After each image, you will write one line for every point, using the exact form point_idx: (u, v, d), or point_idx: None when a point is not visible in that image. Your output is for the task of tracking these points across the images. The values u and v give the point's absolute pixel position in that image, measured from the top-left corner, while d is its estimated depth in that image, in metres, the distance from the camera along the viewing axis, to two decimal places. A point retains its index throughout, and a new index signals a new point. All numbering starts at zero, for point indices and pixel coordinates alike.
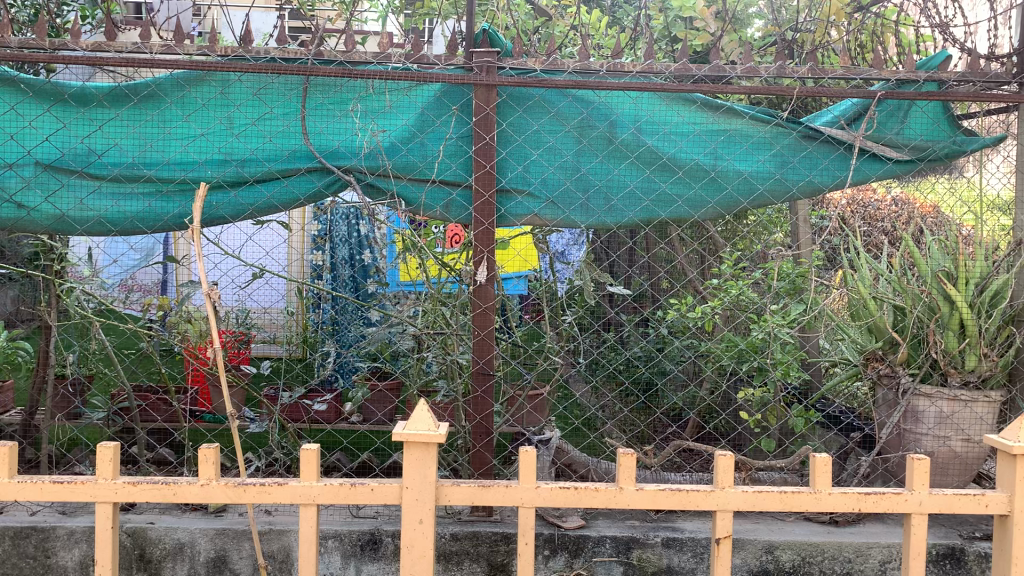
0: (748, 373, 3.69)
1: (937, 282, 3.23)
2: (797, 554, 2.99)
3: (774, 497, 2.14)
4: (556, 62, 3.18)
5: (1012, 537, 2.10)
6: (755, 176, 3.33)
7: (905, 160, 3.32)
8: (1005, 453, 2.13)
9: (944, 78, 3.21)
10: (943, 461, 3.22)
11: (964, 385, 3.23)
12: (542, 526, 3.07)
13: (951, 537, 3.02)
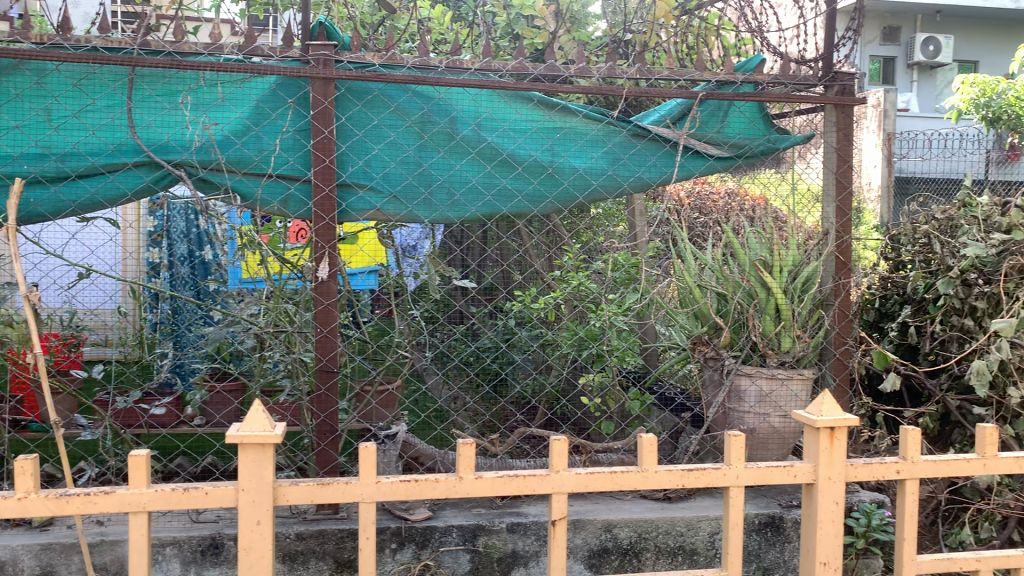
0: (588, 360, 3.85)
1: (755, 271, 3.53)
2: (634, 531, 3.15)
3: (606, 478, 2.24)
4: (395, 57, 3.18)
5: (817, 502, 2.29)
6: (590, 172, 3.47)
7: (725, 156, 3.56)
8: (809, 427, 2.33)
9: (759, 80, 3.45)
10: (764, 436, 3.47)
11: (781, 364, 3.50)
12: (389, 520, 3.09)
13: (772, 507, 3.26)
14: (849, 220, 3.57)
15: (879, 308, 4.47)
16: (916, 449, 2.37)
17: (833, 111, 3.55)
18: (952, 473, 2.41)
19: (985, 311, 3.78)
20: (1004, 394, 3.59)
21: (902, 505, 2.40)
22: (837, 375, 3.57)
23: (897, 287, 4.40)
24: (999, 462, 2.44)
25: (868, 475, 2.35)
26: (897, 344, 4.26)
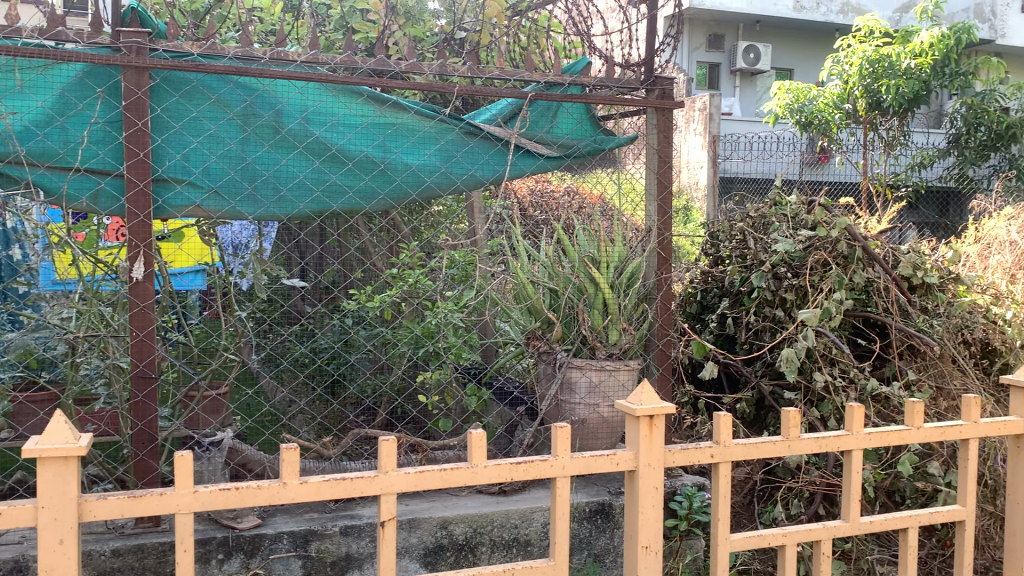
0: (424, 358, 3.85)
1: (583, 266, 3.65)
2: (469, 527, 3.17)
3: (435, 476, 2.23)
4: (215, 47, 3.04)
5: (639, 488, 2.38)
6: (423, 169, 3.45)
7: (554, 156, 3.65)
8: (630, 416, 2.42)
9: (586, 82, 3.55)
10: (593, 426, 3.58)
11: (609, 356, 3.63)
12: (215, 530, 2.97)
13: (601, 494, 3.38)
14: (670, 218, 3.69)
15: (701, 300, 4.73)
16: (728, 434, 2.52)
17: (654, 115, 3.68)
18: (760, 455, 2.57)
19: (793, 302, 4.06)
20: (810, 379, 3.87)
21: (716, 487, 2.53)
22: (661, 364, 3.68)
23: (716, 281, 4.67)
24: (801, 442, 2.63)
25: (685, 460, 2.46)
26: (716, 334, 4.52)
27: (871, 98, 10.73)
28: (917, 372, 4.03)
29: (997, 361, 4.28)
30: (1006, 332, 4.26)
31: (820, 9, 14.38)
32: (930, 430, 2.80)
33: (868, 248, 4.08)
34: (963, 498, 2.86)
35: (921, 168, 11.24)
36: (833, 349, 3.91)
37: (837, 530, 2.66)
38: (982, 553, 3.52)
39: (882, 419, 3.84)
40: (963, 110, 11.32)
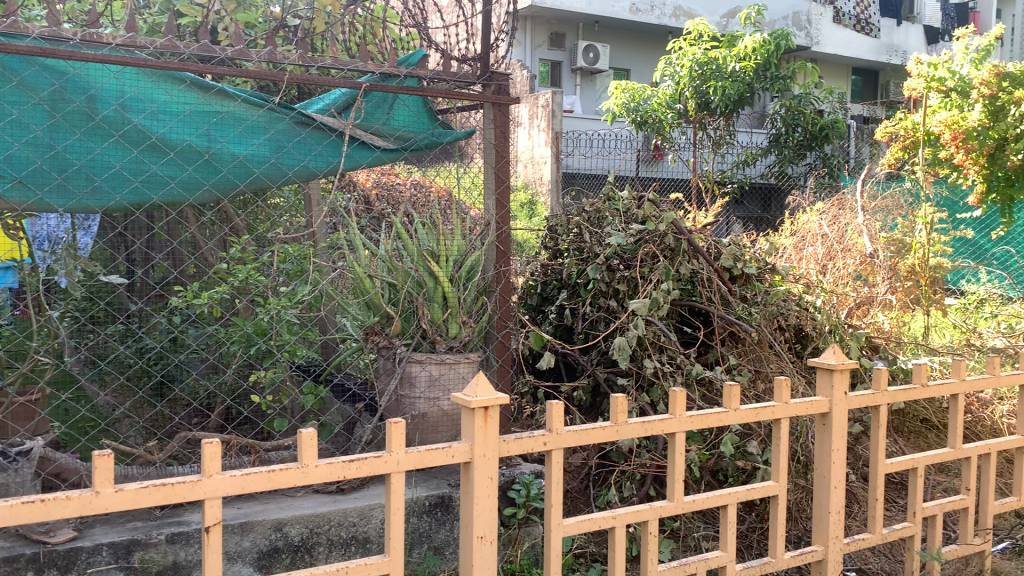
0: (257, 356, 3.74)
1: (423, 260, 3.65)
2: (305, 527, 3.10)
3: (264, 478, 2.13)
4: (17, 26, 2.83)
5: (474, 479, 2.39)
6: (251, 160, 3.34)
7: (391, 148, 3.61)
8: (465, 408, 2.41)
9: (422, 76, 3.56)
10: (434, 420, 3.57)
11: (449, 350, 3.64)
12: (25, 546, 2.76)
13: (441, 487, 3.40)
14: (508, 212, 3.70)
15: (541, 292, 4.80)
16: (560, 421, 2.56)
17: (491, 109, 3.68)
18: (591, 440, 2.64)
19: (626, 293, 4.24)
20: (641, 366, 4.02)
21: (549, 474, 2.58)
22: (500, 356, 3.70)
23: (555, 273, 4.77)
24: (629, 426, 2.71)
25: (519, 449, 2.50)
26: (555, 325, 4.62)
27: (700, 99, 11.40)
28: (738, 357, 4.28)
29: (808, 344, 4.61)
30: (816, 318, 4.60)
31: (654, 12, 14.97)
32: (745, 411, 2.96)
33: (692, 241, 4.31)
34: (776, 474, 3.05)
35: (745, 166, 11.93)
36: (662, 337, 4.10)
37: (663, 509, 2.78)
38: (796, 524, 3.80)
39: (706, 402, 4.06)
40: (782, 111, 12.23)
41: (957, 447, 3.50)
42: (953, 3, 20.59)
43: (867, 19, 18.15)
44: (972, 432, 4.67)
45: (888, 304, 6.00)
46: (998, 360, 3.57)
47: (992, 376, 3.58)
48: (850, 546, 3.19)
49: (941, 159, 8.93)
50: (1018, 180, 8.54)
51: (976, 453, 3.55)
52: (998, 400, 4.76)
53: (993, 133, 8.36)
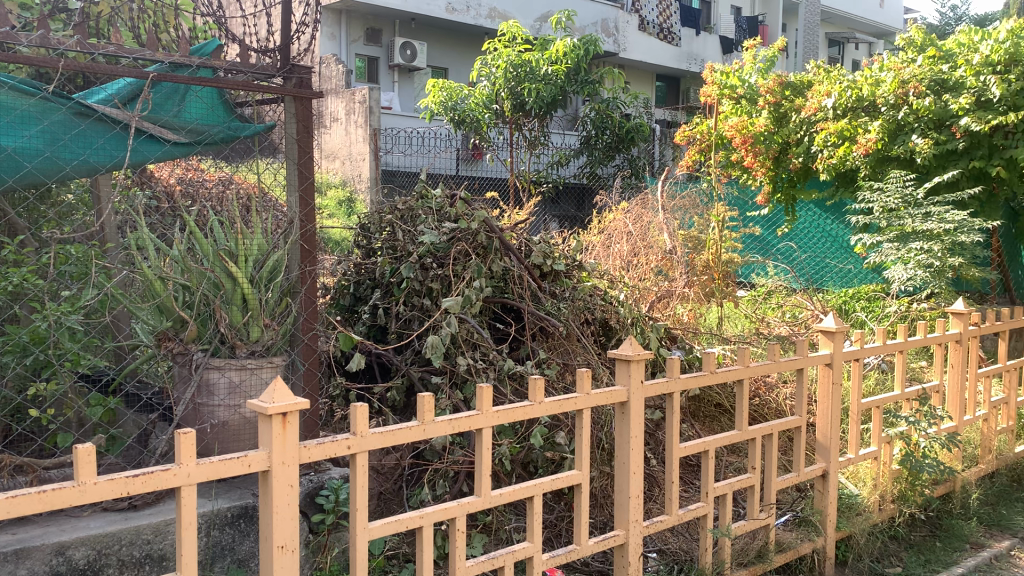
0: (35, 368, 3.44)
1: (219, 260, 3.49)
2: (92, 549, 2.88)
3: (33, 499, 1.92)
4: None
5: (273, 487, 2.30)
6: (20, 153, 3.13)
7: (182, 142, 3.42)
8: (262, 415, 2.31)
9: (216, 66, 3.37)
10: (236, 427, 3.42)
11: (251, 354, 3.50)
12: None
13: (244, 497, 3.26)
14: (312, 209, 3.57)
15: (354, 292, 4.71)
16: (364, 424, 2.50)
17: (292, 103, 3.54)
18: (397, 441, 2.60)
19: (439, 291, 4.25)
20: (454, 364, 4.02)
21: (354, 477, 2.52)
22: (307, 360, 3.55)
23: (368, 272, 4.69)
24: (436, 425, 2.68)
25: (322, 454, 2.42)
26: (369, 325, 4.55)
27: (515, 100, 11.53)
28: (548, 351, 4.38)
29: (613, 337, 4.80)
30: (620, 311, 4.79)
31: (470, 12, 15.11)
32: (550, 403, 3.02)
33: (504, 239, 4.38)
34: (579, 463, 3.15)
35: (559, 167, 12.30)
36: (474, 334, 4.12)
37: (470, 506, 2.80)
38: (602, 511, 3.94)
39: (518, 396, 4.13)
40: (591, 114, 12.72)
41: (744, 429, 3.76)
42: (745, 17, 22.17)
43: (669, 29, 19.26)
44: (759, 414, 5.04)
45: (687, 297, 6.36)
46: (777, 347, 3.86)
47: (773, 362, 3.87)
48: (649, 528, 3.36)
49: (734, 162, 9.69)
50: (798, 181, 9.34)
51: (760, 434, 3.83)
52: (781, 383, 5.17)
53: (777, 138, 9.12)
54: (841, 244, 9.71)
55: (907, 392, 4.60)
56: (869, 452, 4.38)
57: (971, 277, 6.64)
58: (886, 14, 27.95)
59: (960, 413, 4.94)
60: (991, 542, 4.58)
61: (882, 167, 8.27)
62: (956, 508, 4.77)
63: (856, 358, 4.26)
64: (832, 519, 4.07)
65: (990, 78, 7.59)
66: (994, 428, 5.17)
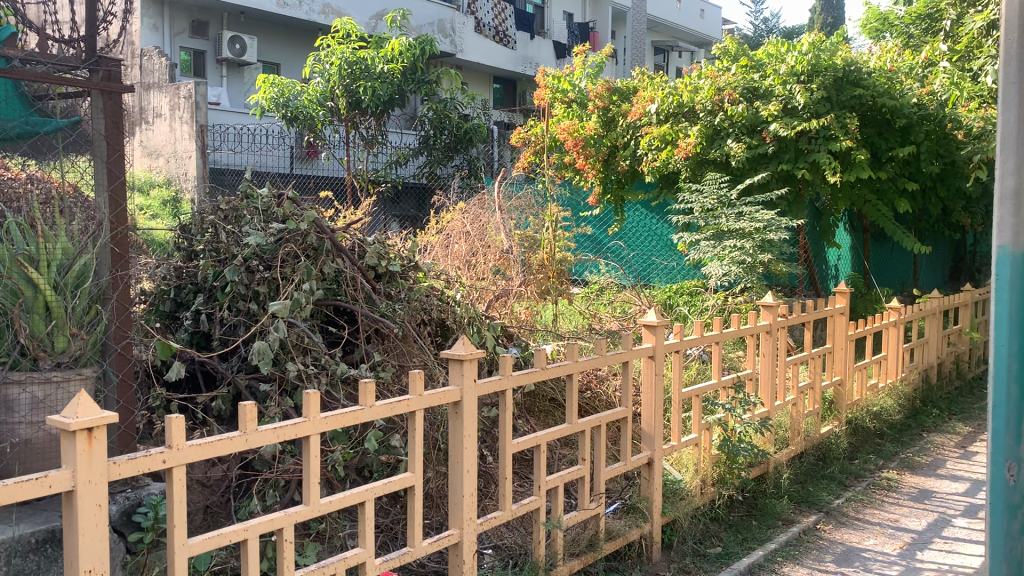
0: None
1: (17, 266, 3.24)
2: None
3: None
4: None
5: (78, 509, 2.15)
6: None
7: None
8: (65, 432, 2.16)
9: (11, 56, 3.13)
10: (40, 446, 3.19)
11: (56, 366, 3.28)
12: None
13: (51, 521, 3.04)
14: (123, 210, 3.38)
15: (174, 297, 4.48)
16: (180, 436, 2.39)
17: (99, 97, 3.31)
18: (216, 452, 2.49)
19: (266, 295, 4.12)
20: (284, 370, 3.90)
21: (170, 491, 2.41)
22: (120, 370, 3.37)
23: (190, 276, 4.47)
24: (259, 434, 2.60)
25: (133, 470, 2.28)
26: (192, 332, 4.35)
27: (350, 97, 11.31)
28: (383, 354, 4.32)
29: (450, 336, 4.81)
30: (456, 311, 4.80)
31: (302, 7, 14.73)
32: (381, 407, 2.99)
33: (335, 240, 4.30)
34: (412, 465, 3.14)
35: (397, 165, 12.18)
36: (305, 339, 4.00)
37: (297, 515, 2.74)
38: (438, 511, 3.95)
39: (350, 400, 4.06)
40: (429, 114, 12.75)
41: (574, 422, 3.87)
42: (577, 23, 22.84)
43: (505, 32, 19.59)
44: (591, 407, 5.21)
45: (523, 296, 6.47)
46: (603, 343, 4.00)
47: (600, 356, 4.01)
48: (483, 525, 3.39)
49: (566, 164, 9.98)
50: (626, 183, 9.71)
51: (590, 426, 3.96)
52: (611, 376, 5.36)
53: (606, 141, 9.47)
54: (666, 243, 10.23)
55: (724, 380, 4.89)
56: (691, 438, 4.62)
57: (779, 272, 7.14)
58: (708, 24, 29.55)
59: (772, 398, 5.29)
60: (800, 518, 4.94)
61: (701, 169, 8.74)
62: (770, 488, 5.11)
63: (676, 350, 4.48)
64: (658, 505, 4.26)
65: (795, 87, 8.19)
66: (802, 412, 5.58)
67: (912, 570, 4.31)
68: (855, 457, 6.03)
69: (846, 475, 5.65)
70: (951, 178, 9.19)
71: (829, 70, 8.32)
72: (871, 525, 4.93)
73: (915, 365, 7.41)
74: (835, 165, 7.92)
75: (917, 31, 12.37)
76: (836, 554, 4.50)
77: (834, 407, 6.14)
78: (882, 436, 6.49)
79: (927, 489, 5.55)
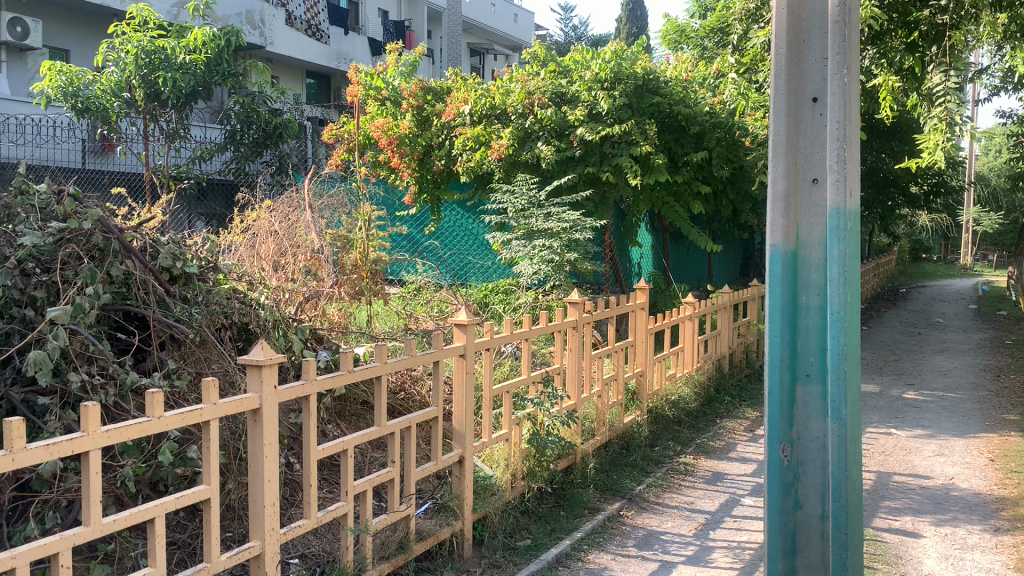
0: None
1: None
2: None
3: None
4: None
5: None
6: None
7: None
8: None
9: None
10: None
11: None
12: None
13: None
14: None
15: None
16: None
17: None
18: None
19: (43, 300, 3.78)
20: (66, 382, 3.58)
21: None
22: None
23: None
24: (29, 452, 2.39)
25: None
26: None
27: (148, 87, 10.52)
28: (179, 360, 4.10)
29: (253, 340, 4.62)
30: (260, 314, 4.58)
31: None
32: (171, 417, 2.83)
33: (124, 240, 4.03)
34: (208, 477, 3.00)
35: (201, 161, 11.57)
36: (90, 347, 3.70)
37: (76, 537, 2.54)
38: (241, 523, 3.77)
39: (142, 412, 3.82)
40: (236, 108, 12.25)
41: (383, 424, 3.83)
42: (392, 20, 22.68)
43: (317, 26, 19.24)
44: (404, 408, 5.16)
45: (335, 296, 6.35)
46: (413, 343, 3.98)
47: (410, 356, 3.99)
48: (286, 535, 3.29)
49: (381, 162, 9.87)
50: (442, 183, 9.77)
51: (399, 427, 3.93)
52: (425, 375, 5.34)
53: (421, 141, 9.43)
54: (481, 243, 10.45)
55: (533, 376, 5.01)
56: (500, 434, 4.70)
57: (585, 270, 7.42)
58: (520, 28, 30.23)
59: (578, 391, 5.47)
60: (605, 506, 5.15)
61: (513, 171, 8.93)
62: (577, 479, 5.30)
63: (487, 347, 4.53)
64: (468, 503, 4.30)
65: (599, 93, 8.54)
66: (607, 403, 5.82)
67: (706, 548, 4.60)
68: (656, 443, 6.36)
69: (648, 462, 5.96)
70: (739, 182, 9.94)
71: (630, 77, 8.80)
72: (670, 508, 5.21)
73: (709, 355, 7.93)
74: (636, 168, 8.34)
75: (710, 44, 13.16)
76: (637, 539, 4.72)
77: (636, 397, 6.45)
78: (680, 423, 6.90)
79: (720, 471, 5.94)
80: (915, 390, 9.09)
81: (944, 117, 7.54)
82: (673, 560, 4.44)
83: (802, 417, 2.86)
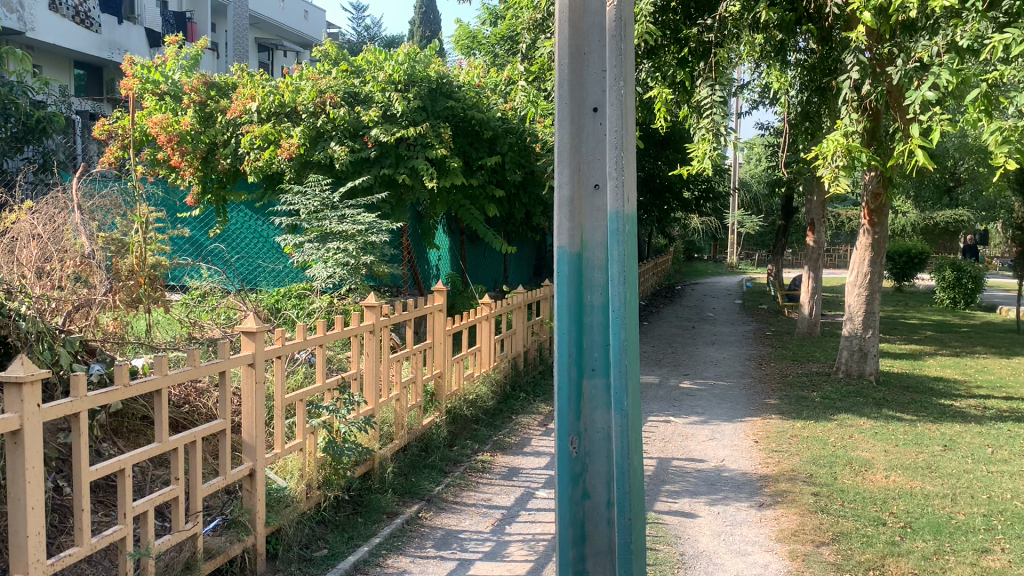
0: None
1: None
2: None
3: None
4: None
5: None
6: None
7: None
8: None
9: None
10: None
11: None
12: None
13: None
14: None
15: None
16: None
17: None
18: None
19: None
20: None
21: None
22: None
23: None
24: None
25: None
26: None
27: None
28: None
29: (12, 355, 4.19)
30: (20, 327, 4.13)
31: None
32: None
33: None
34: None
35: None
36: None
37: None
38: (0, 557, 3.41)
39: None
40: None
41: (164, 440, 3.61)
42: (171, 11, 21.46)
43: (86, 13, 17.52)
44: (188, 421, 4.88)
45: (109, 305, 5.91)
46: (197, 353, 3.79)
47: (194, 367, 3.78)
48: (56, 565, 3.02)
49: (159, 160, 9.28)
50: (228, 183, 9.36)
51: (182, 442, 3.71)
52: (211, 387, 5.08)
53: (204, 138, 8.94)
54: (272, 246, 10.18)
55: (328, 383, 4.90)
56: (294, 444, 4.56)
57: (382, 273, 7.37)
58: (309, 25, 29.49)
59: (376, 396, 5.41)
60: (403, 509, 5.14)
61: (305, 171, 8.67)
62: (374, 484, 5.25)
63: (278, 355, 4.39)
64: (260, 516, 4.15)
65: (392, 95, 8.52)
66: (405, 406, 5.81)
67: (502, 543, 4.72)
68: (454, 443, 6.43)
69: (446, 462, 6.02)
70: (531, 186, 10.28)
71: (423, 81, 8.87)
72: (467, 506, 5.29)
73: (505, 354, 8.13)
74: (432, 171, 8.43)
75: (501, 51, 13.52)
76: (435, 539, 4.76)
77: (435, 398, 6.49)
78: (478, 422, 7.02)
79: (515, 466, 6.11)
80: (690, 380, 9.80)
81: (711, 129, 8.06)
82: (472, 558, 4.51)
83: (588, 409, 2.99)
